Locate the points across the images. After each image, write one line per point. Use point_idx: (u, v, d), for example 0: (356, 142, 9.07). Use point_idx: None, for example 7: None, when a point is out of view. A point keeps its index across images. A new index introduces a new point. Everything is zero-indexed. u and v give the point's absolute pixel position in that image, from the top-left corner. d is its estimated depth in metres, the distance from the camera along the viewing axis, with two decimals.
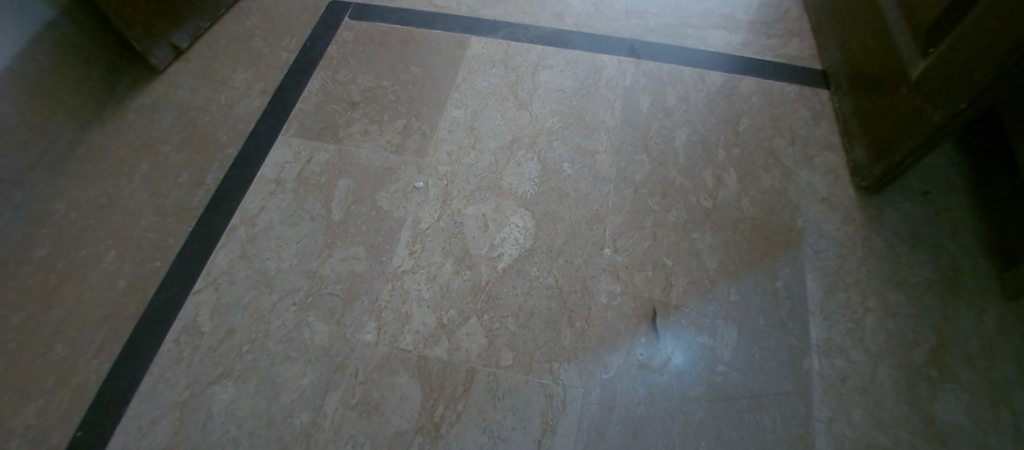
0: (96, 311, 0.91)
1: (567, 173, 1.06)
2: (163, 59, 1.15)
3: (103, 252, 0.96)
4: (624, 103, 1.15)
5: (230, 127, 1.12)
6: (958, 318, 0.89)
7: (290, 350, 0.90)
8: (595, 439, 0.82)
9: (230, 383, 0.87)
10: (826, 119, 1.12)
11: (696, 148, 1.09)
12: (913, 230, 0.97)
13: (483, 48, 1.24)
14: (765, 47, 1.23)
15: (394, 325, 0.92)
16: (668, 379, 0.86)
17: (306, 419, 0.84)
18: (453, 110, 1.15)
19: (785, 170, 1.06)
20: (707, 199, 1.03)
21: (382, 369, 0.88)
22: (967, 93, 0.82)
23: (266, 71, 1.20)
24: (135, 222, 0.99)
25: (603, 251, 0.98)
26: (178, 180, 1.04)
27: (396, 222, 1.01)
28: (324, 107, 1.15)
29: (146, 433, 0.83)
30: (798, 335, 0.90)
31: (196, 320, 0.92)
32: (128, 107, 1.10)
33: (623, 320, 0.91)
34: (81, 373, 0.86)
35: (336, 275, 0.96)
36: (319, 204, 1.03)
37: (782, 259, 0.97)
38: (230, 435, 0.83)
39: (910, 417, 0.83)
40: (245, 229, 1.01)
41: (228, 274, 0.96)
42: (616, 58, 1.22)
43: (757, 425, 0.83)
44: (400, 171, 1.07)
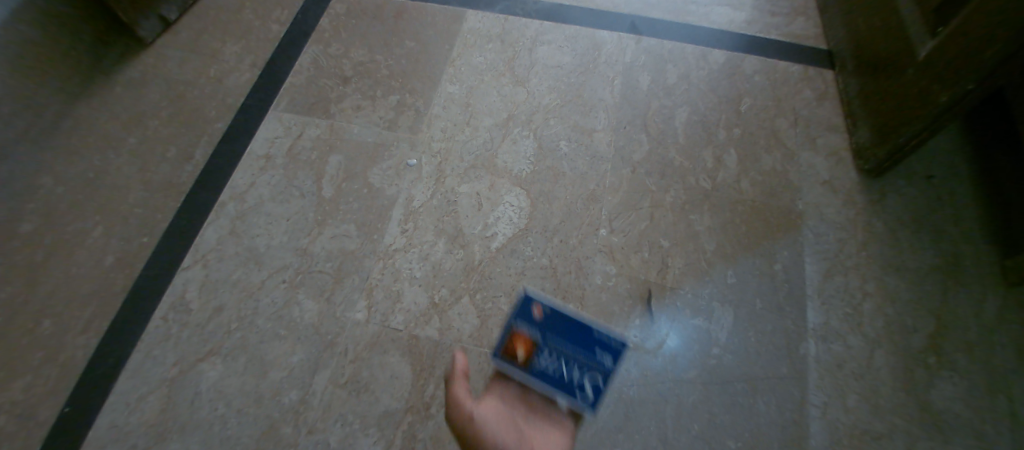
0: (83, 285, 0.90)
1: (564, 152, 1.04)
2: (151, 31, 1.11)
3: (90, 227, 0.94)
4: (624, 81, 1.12)
5: (219, 101, 1.08)
6: (957, 304, 0.88)
7: (279, 328, 0.88)
8: (586, 421, 0.82)
9: (219, 361, 0.86)
10: (830, 100, 1.09)
11: (696, 128, 1.06)
12: (915, 214, 0.96)
13: (479, 22, 1.20)
14: (771, 25, 1.19)
15: (385, 303, 0.90)
16: (662, 361, 0.86)
17: (295, 396, 0.84)
18: (448, 86, 1.12)
19: (787, 152, 1.03)
20: (707, 180, 1.01)
21: (372, 348, 0.87)
22: (976, 74, 0.79)
23: (255, 43, 1.16)
24: (122, 198, 0.97)
25: (598, 232, 0.96)
26: (166, 155, 1.02)
27: (388, 200, 0.99)
28: (315, 82, 1.12)
29: (134, 409, 0.82)
30: (795, 319, 0.89)
31: (184, 296, 0.91)
32: (115, 78, 1.07)
33: (618, 301, 0.90)
34: (69, 348, 0.85)
35: (326, 253, 0.94)
36: (309, 180, 1.01)
37: (781, 242, 0.95)
38: (218, 412, 0.82)
39: (905, 403, 0.82)
40: (234, 206, 0.98)
41: (216, 250, 0.94)
42: (617, 34, 1.18)
43: (750, 409, 0.83)
44: (393, 148, 1.04)
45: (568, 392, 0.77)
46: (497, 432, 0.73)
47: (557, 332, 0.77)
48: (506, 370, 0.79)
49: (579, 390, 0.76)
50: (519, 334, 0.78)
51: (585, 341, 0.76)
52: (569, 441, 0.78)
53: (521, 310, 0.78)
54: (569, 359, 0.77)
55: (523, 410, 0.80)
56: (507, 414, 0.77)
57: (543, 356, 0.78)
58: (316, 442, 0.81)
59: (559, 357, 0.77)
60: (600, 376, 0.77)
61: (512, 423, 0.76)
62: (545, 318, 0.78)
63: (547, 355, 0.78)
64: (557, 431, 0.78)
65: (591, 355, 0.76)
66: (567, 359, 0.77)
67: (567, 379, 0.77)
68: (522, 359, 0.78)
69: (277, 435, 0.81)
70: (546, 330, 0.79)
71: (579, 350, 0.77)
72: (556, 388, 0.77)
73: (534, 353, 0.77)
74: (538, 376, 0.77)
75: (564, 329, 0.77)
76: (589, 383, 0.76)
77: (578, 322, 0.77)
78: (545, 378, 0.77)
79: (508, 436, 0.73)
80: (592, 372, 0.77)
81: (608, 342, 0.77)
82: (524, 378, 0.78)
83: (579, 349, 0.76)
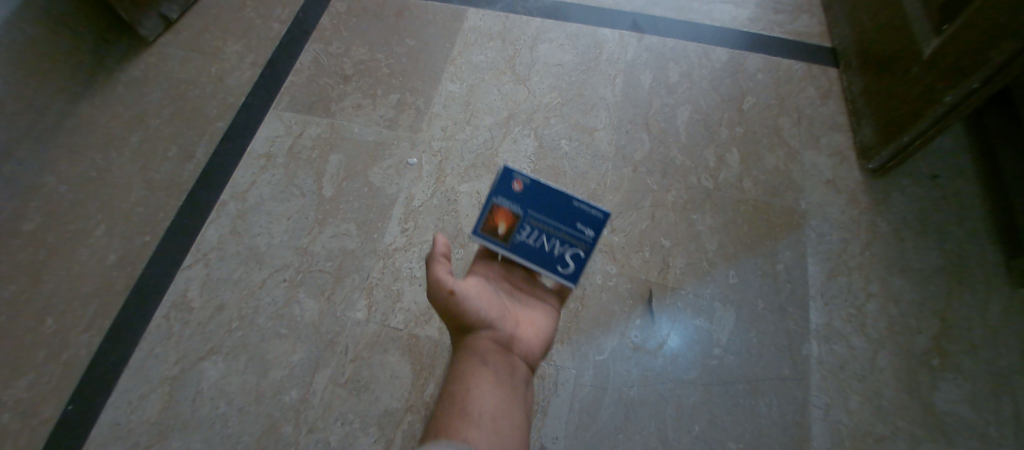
0: (86, 285, 0.90)
1: (565, 150, 1.03)
2: (152, 29, 1.12)
3: (92, 227, 0.94)
4: (625, 79, 1.11)
5: (220, 100, 1.08)
6: (962, 306, 0.87)
7: (280, 327, 0.88)
8: (586, 421, 0.82)
9: (220, 360, 0.86)
10: (833, 98, 1.08)
11: (699, 126, 1.06)
12: (920, 214, 0.95)
13: (480, 20, 1.19)
14: (775, 23, 1.18)
15: (385, 302, 0.90)
16: (663, 362, 0.85)
17: (295, 395, 0.84)
18: (449, 84, 1.11)
19: (790, 151, 1.02)
20: (708, 179, 1.00)
21: (372, 347, 0.87)
22: (982, 73, 0.78)
23: (256, 41, 1.15)
24: (124, 197, 0.97)
25: (599, 232, 0.95)
26: (168, 154, 1.02)
27: (388, 199, 0.99)
28: (316, 81, 1.12)
29: (136, 407, 0.83)
30: (797, 319, 0.88)
31: (186, 295, 0.91)
32: (117, 78, 1.07)
33: (619, 301, 0.90)
34: (72, 347, 0.86)
35: (327, 252, 0.94)
36: (310, 179, 1.01)
37: (783, 242, 0.94)
38: (219, 411, 0.83)
39: (907, 405, 0.82)
40: (235, 205, 0.98)
41: (217, 249, 0.95)
42: (618, 32, 1.17)
43: (752, 410, 0.83)
44: (393, 147, 1.04)
45: (550, 263, 0.66)
46: (481, 301, 0.63)
47: (538, 201, 0.62)
48: (483, 244, 0.67)
49: (560, 262, 0.66)
50: (496, 206, 0.63)
51: (572, 211, 0.63)
52: (553, 321, 0.71)
53: (499, 182, 0.62)
54: (551, 230, 0.64)
55: (505, 289, 0.71)
56: (489, 286, 0.68)
57: (524, 229, 0.65)
58: (317, 441, 0.81)
59: (539, 230, 0.64)
60: (586, 247, 0.65)
61: (495, 296, 0.67)
62: (526, 191, 0.62)
63: (528, 228, 0.64)
64: (539, 313, 0.70)
65: (576, 226, 0.63)
66: (549, 231, 0.64)
67: (549, 250, 0.65)
68: (501, 230, 0.65)
69: (278, 434, 0.82)
70: (528, 202, 0.63)
71: (562, 221, 0.63)
72: (537, 262, 0.67)
73: (515, 226, 0.64)
74: (518, 249, 0.66)
75: (548, 198, 0.62)
76: (573, 257, 0.65)
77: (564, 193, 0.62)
78: (526, 251, 0.66)
79: (493, 308, 0.64)
80: (576, 246, 0.65)
81: (591, 208, 0.62)
82: (503, 252, 0.67)
83: (563, 220, 0.63)
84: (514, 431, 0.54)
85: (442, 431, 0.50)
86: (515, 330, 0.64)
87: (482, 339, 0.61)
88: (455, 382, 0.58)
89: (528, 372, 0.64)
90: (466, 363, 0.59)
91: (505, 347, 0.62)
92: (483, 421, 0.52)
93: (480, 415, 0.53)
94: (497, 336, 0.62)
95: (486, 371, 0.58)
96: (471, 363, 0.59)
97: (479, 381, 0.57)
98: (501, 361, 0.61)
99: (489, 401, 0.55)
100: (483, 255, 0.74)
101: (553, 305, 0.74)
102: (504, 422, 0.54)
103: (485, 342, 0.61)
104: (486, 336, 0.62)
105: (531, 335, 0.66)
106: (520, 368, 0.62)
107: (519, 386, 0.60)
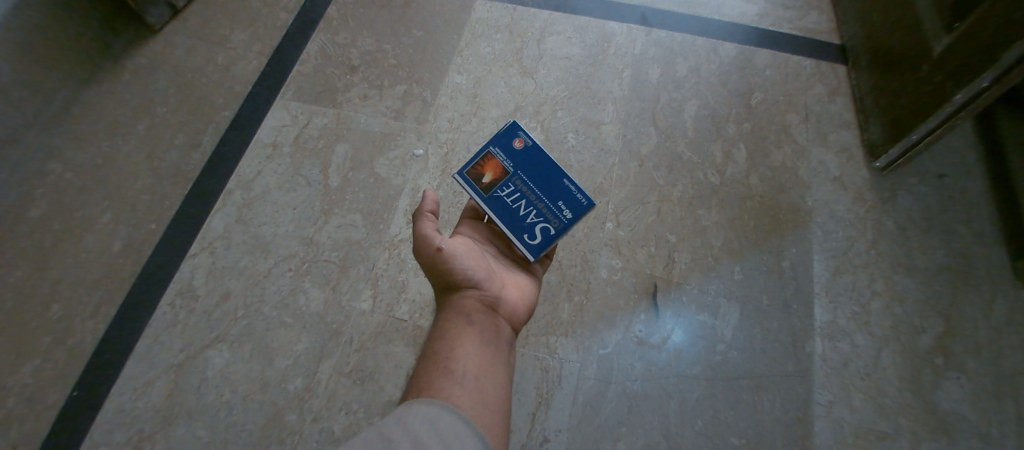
0: (92, 271, 0.90)
1: (571, 144, 1.03)
2: (159, 18, 1.11)
3: (99, 213, 0.94)
4: (633, 73, 1.10)
5: (227, 89, 1.08)
6: (967, 305, 0.87)
7: (284, 316, 0.89)
8: (589, 414, 0.82)
9: (225, 348, 0.86)
10: (842, 95, 1.07)
11: (706, 121, 1.05)
12: (927, 213, 0.94)
13: (488, 12, 1.18)
14: (784, 19, 1.17)
15: (390, 293, 0.91)
16: (667, 356, 0.85)
17: (300, 384, 0.84)
18: (456, 76, 1.11)
19: (797, 147, 1.02)
20: (715, 174, 1.00)
21: (376, 338, 0.88)
22: (992, 72, 0.78)
23: (263, 31, 1.15)
24: (130, 184, 0.97)
25: (605, 225, 0.95)
26: (174, 142, 1.02)
27: (394, 190, 0.99)
28: (322, 71, 1.11)
29: (141, 394, 0.83)
30: (802, 316, 0.88)
31: (191, 283, 0.91)
32: (123, 65, 1.07)
33: (623, 295, 0.90)
34: (78, 333, 0.86)
35: (333, 242, 0.94)
36: (316, 169, 1.01)
37: (789, 239, 0.94)
38: (224, 398, 0.83)
39: (911, 404, 0.82)
40: (241, 194, 0.98)
41: (223, 238, 0.95)
42: (627, 26, 1.16)
43: (754, 405, 0.83)
44: (400, 138, 1.04)
45: (518, 230, 0.66)
46: (468, 260, 0.64)
47: (532, 165, 0.65)
48: (464, 189, 0.68)
49: (529, 232, 0.66)
50: (490, 152, 0.66)
51: (559, 187, 0.64)
52: (537, 287, 0.71)
53: (503, 134, 0.66)
54: (531, 197, 0.65)
55: (492, 252, 0.71)
56: (476, 247, 0.69)
57: (507, 187, 0.66)
58: (321, 430, 0.82)
59: (521, 193, 0.65)
60: (559, 227, 0.65)
61: (482, 257, 0.67)
62: (523, 151, 0.65)
63: (511, 187, 0.65)
64: (525, 279, 0.71)
65: (558, 203, 0.64)
66: (530, 197, 0.65)
67: (522, 216, 0.66)
68: (485, 180, 0.66)
69: (282, 423, 0.82)
70: (519, 163, 0.65)
71: (546, 194, 0.65)
72: (506, 223, 0.66)
73: (500, 180, 0.65)
74: (493, 203, 0.66)
75: (540, 165, 0.65)
76: (543, 231, 0.65)
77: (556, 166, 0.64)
78: (500, 208, 0.66)
79: (479, 268, 0.65)
80: (549, 222, 0.65)
81: (578, 192, 0.63)
82: (478, 201, 0.67)
83: (547, 192, 0.64)
84: (497, 388, 0.55)
85: (424, 389, 0.52)
86: (501, 291, 0.65)
87: (468, 298, 0.62)
88: (439, 338, 0.59)
89: (513, 333, 0.64)
90: (451, 320, 0.60)
91: (491, 307, 0.63)
92: (465, 379, 0.53)
93: (461, 374, 0.54)
94: (483, 295, 0.63)
95: (471, 330, 0.59)
96: (456, 321, 0.60)
97: (464, 339, 0.58)
98: (485, 320, 0.61)
99: (473, 359, 0.56)
100: (470, 215, 0.76)
101: (538, 272, 0.74)
102: (487, 380, 0.55)
103: (472, 301, 0.62)
104: (472, 295, 0.62)
105: (517, 297, 0.66)
106: (504, 328, 0.63)
107: (504, 346, 0.61)
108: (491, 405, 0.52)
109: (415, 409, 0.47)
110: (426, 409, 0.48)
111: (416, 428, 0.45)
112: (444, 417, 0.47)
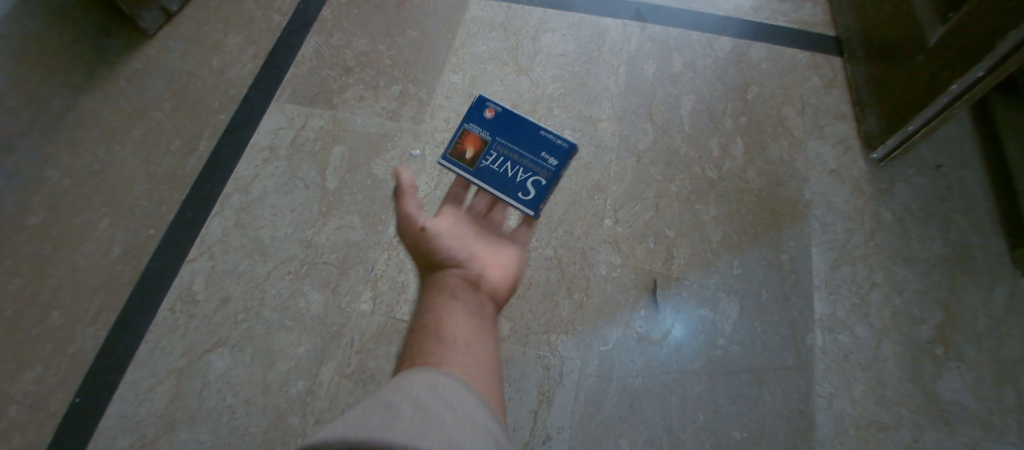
0: (91, 278, 0.90)
1: (568, 141, 1.03)
2: (152, 23, 1.11)
3: (96, 220, 0.94)
4: (628, 69, 1.10)
5: (222, 92, 1.08)
6: (966, 295, 0.87)
7: (285, 319, 0.89)
8: (591, 411, 0.82)
9: (226, 352, 0.86)
10: (838, 87, 1.07)
11: (703, 116, 1.05)
12: (925, 203, 0.95)
13: (482, 10, 1.18)
14: (779, 12, 1.17)
15: (390, 294, 0.91)
16: (667, 351, 0.86)
17: (302, 387, 0.84)
18: (451, 75, 1.11)
19: (794, 140, 1.02)
20: (712, 169, 1.00)
21: (377, 339, 0.88)
22: (985, 61, 0.78)
23: (257, 34, 1.15)
24: (127, 190, 0.97)
25: (603, 222, 0.95)
26: (170, 147, 1.02)
27: (392, 191, 0.99)
28: (318, 73, 1.11)
29: (143, 400, 0.83)
30: (802, 309, 0.88)
31: (191, 288, 0.91)
32: (117, 72, 1.07)
33: (623, 292, 0.90)
34: (79, 340, 0.86)
35: (331, 244, 0.94)
36: (313, 172, 1.01)
37: (788, 232, 0.94)
38: (226, 402, 0.83)
39: (911, 394, 0.82)
40: (239, 198, 0.98)
41: (222, 242, 0.95)
42: (621, 22, 1.16)
43: (756, 399, 0.83)
44: (396, 139, 1.04)
45: (512, 190, 0.69)
46: (449, 240, 0.67)
47: (506, 128, 0.71)
48: (451, 169, 0.72)
49: (522, 189, 0.69)
50: (467, 128, 0.71)
51: (537, 139, 0.70)
52: (523, 262, 0.72)
53: (473, 108, 0.72)
54: (515, 157, 0.70)
55: (475, 232, 0.73)
56: (458, 227, 0.71)
57: (490, 155, 0.71)
58: (324, 432, 0.82)
59: (505, 156, 0.70)
60: (549, 175, 0.69)
61: (465, 237, 0.69)
62: (495, 117, 0.72)
63: (494, 153, 0.70)
64: (511, 253, 0.72)
65: (541, 154, 0.70)
66: (514, 157, 0.70)
67: (512, 176, 0.70)
68: (468, 154, 0.71)
69: (285, 425, 0.82)
70: (493, 130, 0.71)
71: (527, 149, 0.70)
72: (498, 187, 0.70)
73: (482, 149, 0.70)
74: (481, 173, 0.70)
75: (513, 125, 0.71)
76: (535, 185, 0.69)
77: (529, 122, 0.71)
78: (490, 175, 0.70)
79: (461, 248, 0.67)
80: (538, 174, 0.69)
81: (556, 138, 0.70)
82: (468, 176, 0.71)
83: (528, 146, 0.70)
84: (486, 354, 0.55)
85: (413, 360, 0.52)
86: (485, 268, 0.66)
87: (451, 276, 0.64)
88: (426, 314, 0.59)
89: (500, 307, 0.65)
90: (435, 296, 0.61)
91: (475, 282, 0.64)
92: (455, 345, 0.54)
93: (450, 340, 0.54)
94: (466, 272, 0.64)
95: (457, 302, 0.60)
96: (442, 296, 0.60)
97: (451, 310, 0.58)
98: (470, 293, 0.62)
99: (461, 327, 0.57)
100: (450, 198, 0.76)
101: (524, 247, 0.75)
102: (476, 346, 0.55)
103: (453, 278, 0.63)
104: (456, 273, 0.64)
105: (501, 273, 0.68)
106: (491, 302, 0.64)
107: (491, 318, 0.61)
108: (482, 369, 0.53)
109: (407, 376, 0.47)
110: (419, 376, 0.47)
111: (412, 392, 0.45)
112: (437, 380, 0.47)
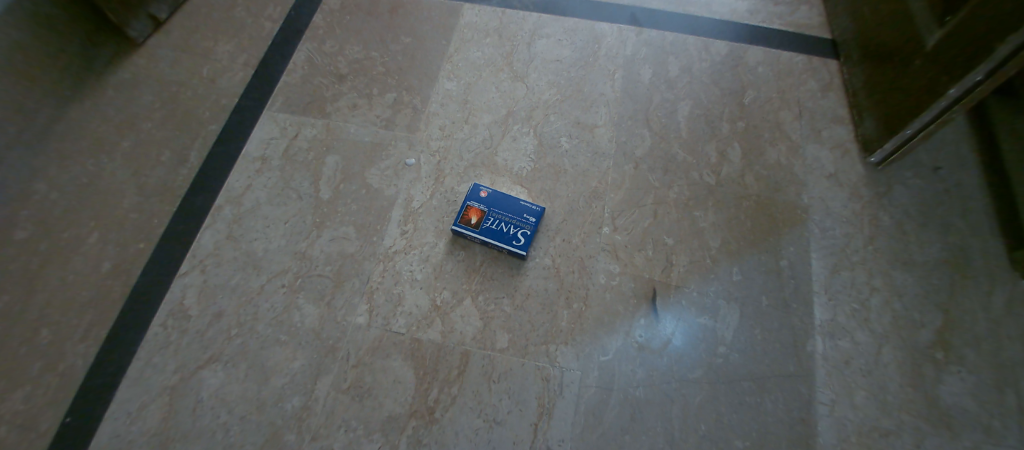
0: (81, 294, 0.88)
1: (565, 148, 1.02)
2: (141, 31, 1.09)
3: (86, 235, 0.92)
4: (625, 75, 1.09)
5: (213, 101, 1.06)
6: (966, 298, 0.87)
7: (279, 334, 0.87)
8: (592, 422, 0.81)
9: (220, 368, 0.85)
10: (834, 91, 1.07)
11: (699, 120, 1.04)
12: (923, 207, 0.94)
13: (476, 16, 1.17)
14: (774, 15, 1.16)
15: (386, 306, 0.89)
16: (668, 361, 0.85)
17: (297, 403, 0.83)
18: (446, 82, 1.10)
19: (792, 144, 1.01)
20: (710, 174, 0.99)
21: (374, 352, 0.86)
22: (984, 65, 0.78)
23: (248, 42, 1.13)
24: (117, 203, 0.95)
25: (601, 230, 0.94)
26: (161, 158, 1.00)
27: (387, 200, 0.97)
28: (310, 81, 1.09)
29: (134, 419, 0.81)
30: (802, 316, 0.88)
31: (183, 303, 0.89)
32: (106, 82, 1.05)
33: (622, 301, 0.89)
34: (68, 357, 0.84)
35: (326, 256, 0.93)
36: (306, 182, 0.99)
37: (787, 237, 0.93)
38: (220, 420, 0.82)
39: (914, 400, 0.82)
40: (231, 209, 0.97)
41: (214, 255, 0.93)
42: (617, 26, 1.15)
43: (758, 408, 0.82)
44: (391, 148, 1.02)
45: (507, 240, 0.90)
46: None
47: (498, 201, 0.93)
48: (461, 234, 0.92)
49: (515, 238, 0.90)
50: (470, 205, 0.93)
51: (520, 206, 0.93)
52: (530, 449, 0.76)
53: (471, 192, 0.94)
54: (507, 219, 0.92)
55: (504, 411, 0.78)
56: None
57: (490, 221, 0.92)
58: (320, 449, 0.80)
59: (500, 219, 0.92)
60: (532, 227, 0.91)
61: None
62: (488, 196, 0.94)
63: (492, 218, 0.92)
64: None
65: (524, 216, 0.92)
66: (506, 218, 0.92)
67: (507, 232, 0.91)
68: (473, 220, 0.92)
69: (280, 443, 0.81)
70: (489, 202, 0.93)
71: (514, 213, 0.92)
72: (498, 241, 0.91)
73: (483, 217, 0.92)
74: (485, 232, 0.91)
75: (501, 198, 0.94)
76: (524, 235, 0.91)
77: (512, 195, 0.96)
78: (492, 233, 0.91)
79: None
80: (525, 227, 0.91)
81: (531, 204, 0.94)
82: (476, 237, 0.91)
83: (515, 213, 0.92)
84: None
85: None
86: None
87: None
88: None
89: None
90: None
91: None
92: None
93: None
94: None
95: None
96: None
97: None
98: None
99: None
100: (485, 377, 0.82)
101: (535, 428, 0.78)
102: None
103: None
104: None
105: None
106: None
107: None
108: None
109: None
110: None
111: None
112: None
